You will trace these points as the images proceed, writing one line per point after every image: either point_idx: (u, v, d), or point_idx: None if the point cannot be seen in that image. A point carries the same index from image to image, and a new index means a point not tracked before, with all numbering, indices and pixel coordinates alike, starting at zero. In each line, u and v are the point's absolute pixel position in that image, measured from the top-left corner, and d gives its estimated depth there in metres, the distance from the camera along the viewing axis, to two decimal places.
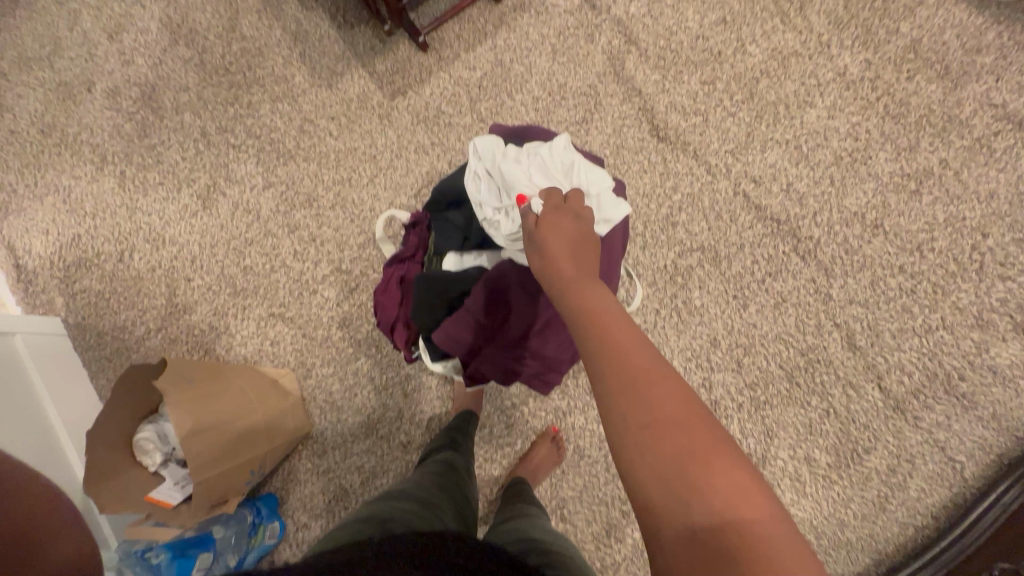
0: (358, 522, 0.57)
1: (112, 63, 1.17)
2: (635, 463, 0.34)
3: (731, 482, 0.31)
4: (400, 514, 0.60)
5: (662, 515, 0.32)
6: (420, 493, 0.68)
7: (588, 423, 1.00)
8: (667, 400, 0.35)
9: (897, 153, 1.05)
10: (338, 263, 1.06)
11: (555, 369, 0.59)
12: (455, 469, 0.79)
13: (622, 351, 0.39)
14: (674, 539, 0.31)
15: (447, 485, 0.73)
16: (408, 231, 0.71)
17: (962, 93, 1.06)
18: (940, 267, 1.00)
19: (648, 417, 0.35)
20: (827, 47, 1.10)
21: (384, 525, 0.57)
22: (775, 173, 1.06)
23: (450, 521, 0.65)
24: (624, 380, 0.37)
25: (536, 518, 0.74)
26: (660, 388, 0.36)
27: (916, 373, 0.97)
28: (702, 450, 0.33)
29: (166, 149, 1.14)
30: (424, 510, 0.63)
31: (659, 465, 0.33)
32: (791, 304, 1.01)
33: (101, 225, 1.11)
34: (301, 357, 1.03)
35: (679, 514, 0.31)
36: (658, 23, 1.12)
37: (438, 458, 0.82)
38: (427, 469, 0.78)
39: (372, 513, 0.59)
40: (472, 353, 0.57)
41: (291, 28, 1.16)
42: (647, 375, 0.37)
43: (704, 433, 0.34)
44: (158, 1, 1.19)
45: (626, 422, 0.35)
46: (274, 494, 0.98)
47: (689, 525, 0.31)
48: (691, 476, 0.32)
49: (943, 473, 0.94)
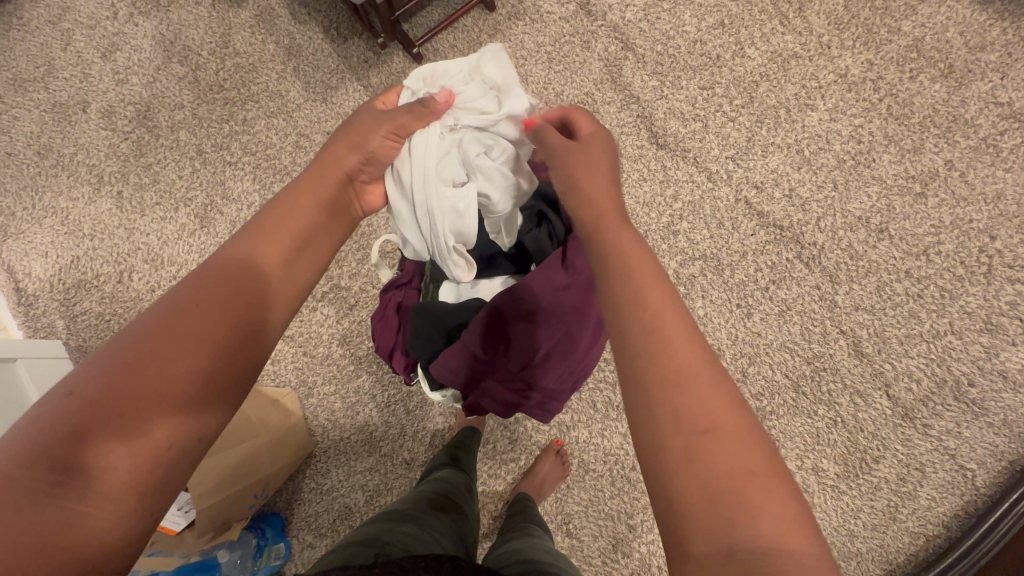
0: (354, 544, 0.56)
1: (107, 82, 1.17)
2: (679, 469, 0.32)
3: (777, 509, 0.30)
4: (400, 538, 0.58)
5: (700, 528, 0.30)
6: (420, 513, 0.66)
7: (593, 437, 0.99)
8: (723, 411, 0.34)
9: (901, 156, 1.03)
10: (337, 279, 1.05)
11: (556, 399, 0.60)
12: (456, 488, 0.79)
13: (678, 348, 0.36)
14: (711, 552, 0.30)
15: (448, 505, 0.72)
16: (404, 256, 0.70)
17: (967, 92, 1.04)
18: (948, 271, 0.99)
19: (705, 422, 0.33)
20: (827, 48, 1.08)
21: (382, 547, 0.55)
22: (777, 178, 1.04)
23: (449, 543, 0.64)
24: (677, 377, 0.35)
25: (536, 538, 0.73)
26: (715, 395, 0.34)
27: (925, 379, 0.96)
28: (751, 468, 0.31)
29: (162, 168, 1.14)
30: (423, 533, 0.62)
31: (703, 477, 0.31)
32: (795, 312, 0.99)
33: (100, 246, 1.11)
34: (302, 376, 1.02)
35: (721, 530, 0.30)
36: (655, 28, 1.11)
37: (438, 475, 0.82)
38: (429, 487, 0.77)
39: (369, 535, 0.58)
40: (470, 386, 0.57)
41: (284, 42, 1.15)
42: (704, 379, 0.35)
43: (756, 451, 0.33)
44: (150, 18, 1.19)
45: (678, 426, 0.33)
46: (279, 514, 0.98)
47: (728, 544, 0.29)
48: (741, 493, 0.30)
49: (954, 481, 0.93)
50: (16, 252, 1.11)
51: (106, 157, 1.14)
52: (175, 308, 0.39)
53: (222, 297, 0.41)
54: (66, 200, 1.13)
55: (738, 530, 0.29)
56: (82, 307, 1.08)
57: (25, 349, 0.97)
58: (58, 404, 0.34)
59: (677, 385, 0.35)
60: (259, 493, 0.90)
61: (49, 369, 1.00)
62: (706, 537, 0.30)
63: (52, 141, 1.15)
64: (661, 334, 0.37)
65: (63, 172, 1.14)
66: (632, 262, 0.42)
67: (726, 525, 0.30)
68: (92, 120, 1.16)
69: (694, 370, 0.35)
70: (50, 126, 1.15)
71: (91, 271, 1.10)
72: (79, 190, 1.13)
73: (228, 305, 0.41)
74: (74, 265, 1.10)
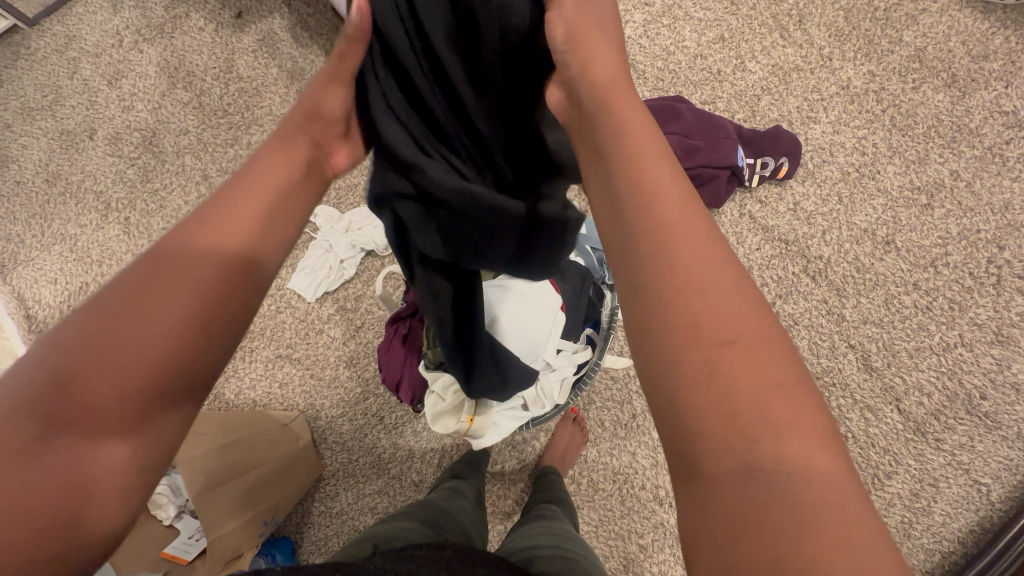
0: (359, 541, 0.55)
1: (113, 109, 1.19)
2: (696, 387, 0.30)
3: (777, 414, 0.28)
4: (404, 533, 0.58)
5: (716, 453, 0.28)
6: (426, 514, 0.66)
7: (601, 456, 0.98)
8: (776, 379, 0.29)
9: (906, 167, 1.03)
10: (342, 301, 1.04)
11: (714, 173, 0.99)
12: (465, 496, 0.79)
13: (696, 250, 0.33)
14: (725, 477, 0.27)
15: (455, 508, 0.72)
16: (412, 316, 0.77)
17: (971, 102, 1.04)
18: (956, 283, 0.98)
19: (729, 333, 0.30)
20: (829, 60, 1.07)
21: (386, 540, 0.55)
22: (781, 192, 1.04)
23: (455, 537, 0.63)
24: (722, 331, 0.30)
25: (553, 521, 0.70)
26: (751, 360, 0.29)
27: (936, 393, 0.95)
28: (825, 472, 0.27)
29: (169, 193, 1.15)
30: (426, 529, 0.61)
31: (727, 442, 0.28)
32: (802, 326, 0.99)
33: (107, 272, 1.12)
34: (310, 399, 1.02)
35: (738, 444, 0.28)
36: (655, 43, 1.10)
37: (447, 484, 0.82)
38: (436, 493, 0.78)
39: (374, 531, 0.58)
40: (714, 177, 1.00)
41: (286, 66, 1.17)
42: (718, 297, 0.32)
43: (773, 361, 0.30)
44: (155, 45, 1.20)
45: (698, 338, 0.30)
46: (289, 538, 0.98)
47: (746, 464, 0.27)
48: (766, 412, 0.28)
49: (969, 497, 0.92)
50: (26, 279, 1.12)
51: (113, 184, 1.16)
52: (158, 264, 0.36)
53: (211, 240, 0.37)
54: (73, 227, 1.14)
55: (771, 527, 0.25)
56: None
57: None
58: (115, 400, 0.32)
59: (690, 295, 0.32)
60: (269, 521, 0.90)
61: None
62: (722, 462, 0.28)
63: (60, 168, 1.16)
64: (687, 273, 0.32)
65: (70, 199, 1.15)
66: (658, 200, 0.36)
67: (765, 527, 0.26)
68: (99, 147, 1.17)
69: (748, 333, 0.31)
70: (58, 153, 1.17)
71: None
72: (87, 217, 1.14)
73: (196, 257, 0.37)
74: (84, 291, 1.11)
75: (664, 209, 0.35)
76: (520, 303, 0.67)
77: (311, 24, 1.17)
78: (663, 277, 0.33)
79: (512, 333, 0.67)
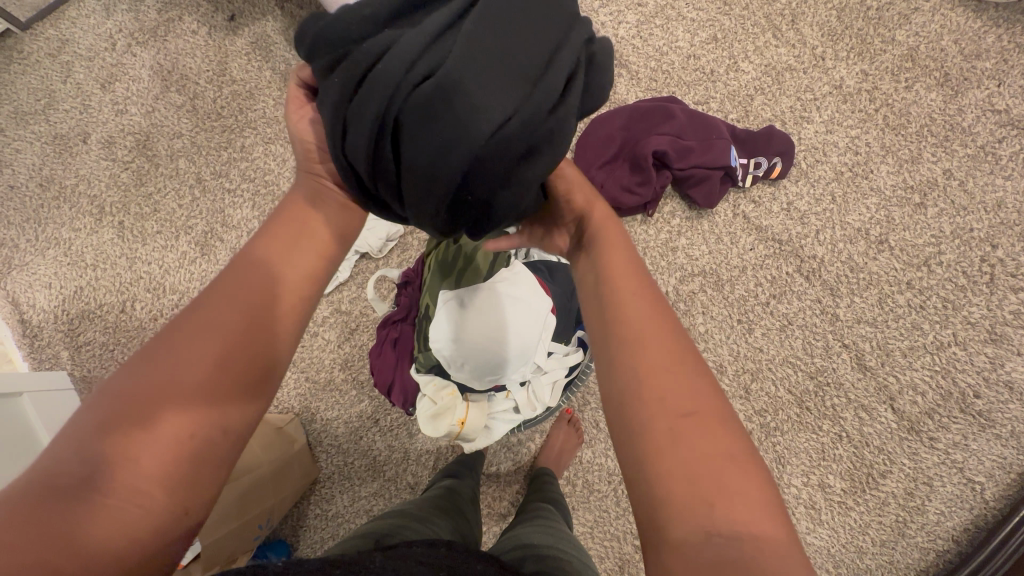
0: (354, 537, 0.55)
1: (106, 113, 1.18)
2: (660, 454, 0.33)
3: (737, 481, 0.32)
4: (398, 531, 0.57)
5: (678, 512, 0.31)
6: (418, 511, 0.66)
7: (596, 457, 0.98)
8: (733, 453, 0.33)
9: (899, 166, 1.03)
10: (337, 303, 1.04)
11: (709, 174, 0.99)
12: (460, 495, 0.79)
13: (658, 334, 0.38)
14: (686, 537, 0.31)
15: (449, 507, 0.72)
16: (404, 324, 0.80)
17: (963, 101, 1.04)
18: (950, 282, 0.98)
19: (692, 409, 0.34)
20: (822, 60, 1.08)
21: (381, 538, 0.55)
22: (774, 192, 1.04)
23: (449, 536, 0.63)
24: (686, 409, 0.34)
25: (549, 521, 0.70)
26: (711, 436, 0.33)
27: (929, 392, 0.95)
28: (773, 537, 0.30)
29: (163, 197, 1.15)
30: (421, 526, 0.61)
31: (690, 506, 0.31)
32: (797, 326, 0.99)
33: (101, 276, 1.12)
34: (305, 402, 1.02)
35: (699, 510, 0.31)
36: (648, 44, 1.10)
37: (441, 484, 0.82)
38: (431, 492, 0.78)
39: (368, 529, 0.57)
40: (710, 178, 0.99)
41: (280, 69, 1.17)
42: (681, 376, 0.36)
43: (730, 436, 0.34)
44: (149, 49, 1.20)
45: (667, 410, 0.34)
46: (285, 541, 0.98)
47: (706, 528, 0.30)
48: (725, 478, 0.32)
49: (963, 495, 0.92)
50: (20, 283, 1.12)
51: (107, 188, 1.16)
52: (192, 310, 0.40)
53: (233, 289, 0.42)
54: (67, 231, 1.14)
55: None
56: (85, 337, 1.09)
57: (30, 381, 0.97)
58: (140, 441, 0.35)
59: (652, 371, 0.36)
60: (263, 524, 0.90)
61: (53, 402, 1.00)
62: (682, 522, 0.31)
63: (53, 172, 1.16)
64: (655, 354, 0.37)
65: (64, 203, 1.15)
66: (630, 298, 0.41)
67: None
68: (93, 151, 1.17)
69: (707, 415, 0.35)
70: (51, 157, 1.17)
71: (94, 301, 1.11)
72: (81, 221, 1.14)
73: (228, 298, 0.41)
74: (78, 295, 1.11)
75: (636, 298, 0.41)
76: (491, 299, 0.69)
77: None
78: (636, 357, 0.37)
79: (504, 329, 0.68)
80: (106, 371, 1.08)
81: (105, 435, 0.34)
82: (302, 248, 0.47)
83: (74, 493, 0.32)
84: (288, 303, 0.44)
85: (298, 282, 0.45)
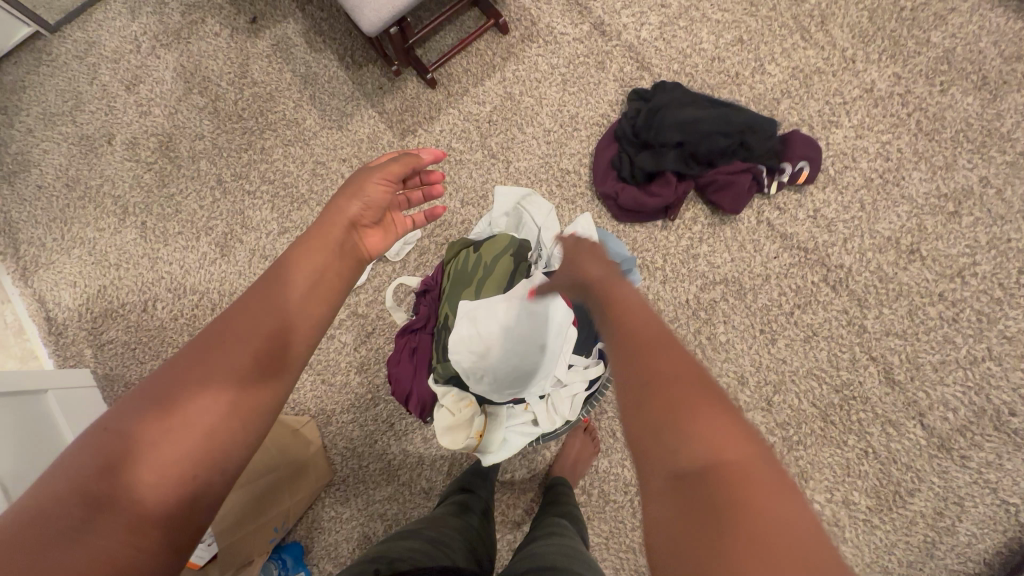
0: (362, 562, 0.54)
1: (131, 114, 1.20)
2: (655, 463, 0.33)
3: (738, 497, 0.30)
4: (408, 554, 0.56)
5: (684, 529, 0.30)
6: (430, 533, 0.65)
7: (612, 466, 0.97)
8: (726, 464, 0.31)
9: (932, 173, 0.99)
10: (354, 306, 1.04)
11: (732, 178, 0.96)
12: (471, 511, 0.77)
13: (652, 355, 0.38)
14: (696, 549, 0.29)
15: (460, 524, 0.71)
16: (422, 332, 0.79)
17: (1003, 105, 1.00)
18: (985, 294, 0.94)
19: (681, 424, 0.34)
20: (851, 62, 1.04)
21: (390, 563, 0.54)
22: (800, 199, 1.01)
23: (460, 559, 0.62)
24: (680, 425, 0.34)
25: (561, 540, 0.69)
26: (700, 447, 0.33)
27: (961, 408, 0.92)
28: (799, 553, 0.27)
29: (184, 198, 1.16)
30: (431, 549, 0.60)
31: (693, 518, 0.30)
32: (822, 337, 0.96)
33: (124, 276, 1.14)
34: (321, 405, 1.03)
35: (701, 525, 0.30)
36: (671, 46, 1.08)
37: (453, 500, 0.81)
38: (442, 509, 0.77)
39: (376, 552, 0.56)
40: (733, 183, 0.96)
41: (300, 71, 1.17)
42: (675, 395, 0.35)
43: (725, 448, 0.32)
44: (172, 50, 1.21)
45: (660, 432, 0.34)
46: (299, 542, 0.99)
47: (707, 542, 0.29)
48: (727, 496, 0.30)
49: (997, 517, 0.88)
50: (46, 282, 1.14)
51: (130, 188, 1.17)
52: (215, 334, 0.46)
53: (250, 316, 0.47)
54: (92, 231, 1.16)
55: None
56: (108, 336, 1.11)
57: (54, 378, 0.99)
58: (154, 456, 0.40)
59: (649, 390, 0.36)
60: (278, 526, 0.90)
61: (76, 399, 1.02)
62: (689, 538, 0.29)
63: (80, 173, 1.18)
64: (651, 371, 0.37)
65: (90, 204, 1.17)
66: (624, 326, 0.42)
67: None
68: (118, 152, 1.19)
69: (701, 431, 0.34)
70: (77, 158, 1.19)
71: (117, 300, 1.12)
72: (105, 221, 1.16)
73: (251, 326, 0.46)
74: (102, 294, 1.13)
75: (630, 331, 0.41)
76: (512, 312, 0.69)
77: (325, 29, 1.17)
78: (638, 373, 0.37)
79: (521, 344, 0.69)
80: (127, 370, 1.10)
81: (128, 445, 0.40)
82: (323, 281, 0.52)
83: (99, 496, 0.38)
84: (301, 336, 0.48)
85: (310, 310, 0.50)
